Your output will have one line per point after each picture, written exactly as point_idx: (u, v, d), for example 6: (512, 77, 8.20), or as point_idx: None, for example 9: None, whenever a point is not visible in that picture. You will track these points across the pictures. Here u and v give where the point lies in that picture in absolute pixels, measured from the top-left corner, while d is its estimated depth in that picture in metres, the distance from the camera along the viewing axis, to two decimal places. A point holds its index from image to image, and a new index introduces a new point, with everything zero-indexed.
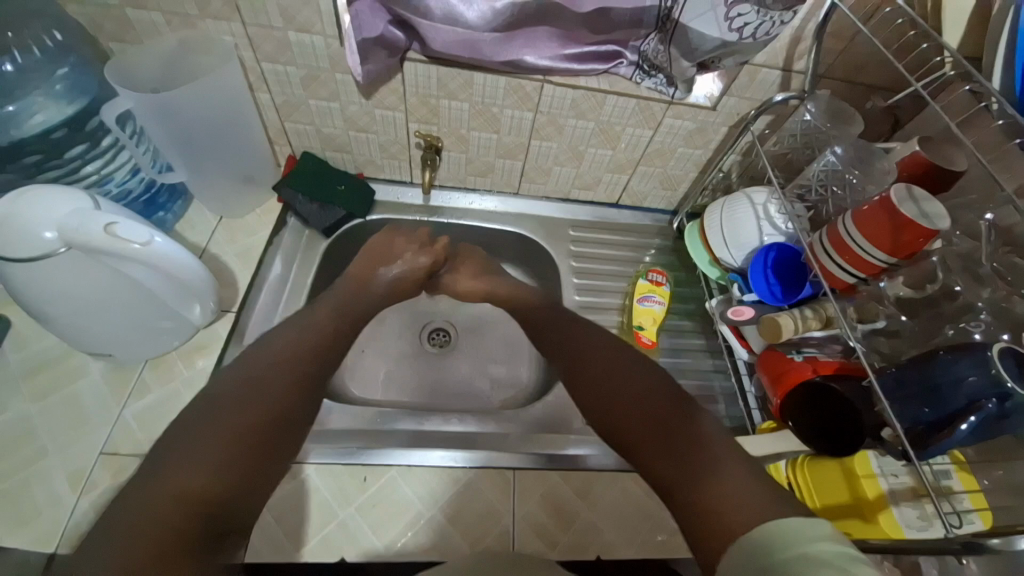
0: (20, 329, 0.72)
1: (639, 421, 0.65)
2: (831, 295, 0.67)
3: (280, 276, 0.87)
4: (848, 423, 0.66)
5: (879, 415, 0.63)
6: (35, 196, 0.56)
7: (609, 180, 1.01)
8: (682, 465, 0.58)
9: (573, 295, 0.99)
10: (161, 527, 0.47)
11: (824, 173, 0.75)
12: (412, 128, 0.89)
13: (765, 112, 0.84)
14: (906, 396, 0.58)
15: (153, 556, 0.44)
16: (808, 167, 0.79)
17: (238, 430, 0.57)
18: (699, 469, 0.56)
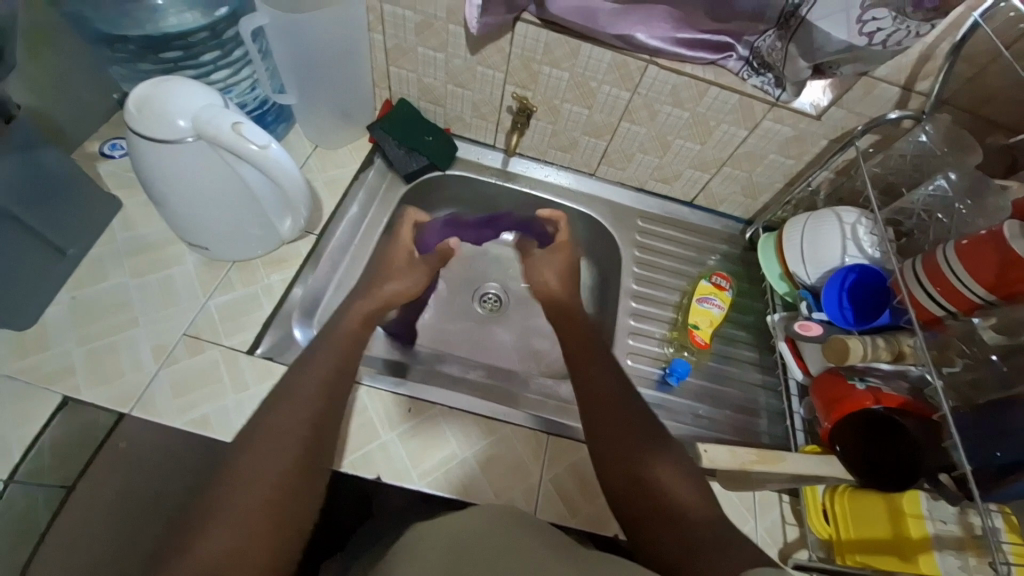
0: (130, 211, 0.78)
1: (634, 468, 0.59)
2: (914, 323, 0.64)
3: (360, 210, 0.92)
4: (906, 460, 0.64)
5: (943, 455, 0.62)
6: (170, 82, 0.61)
7: (690, 177, 0.99)
8: (676, 531, 0.54)
9: (631, 283, 0.99)
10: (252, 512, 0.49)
11: (930, 199, 0.73)
12: (509, 90, 0.90)
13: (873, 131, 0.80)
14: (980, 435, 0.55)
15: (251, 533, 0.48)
16: (909, 192, 0.77)
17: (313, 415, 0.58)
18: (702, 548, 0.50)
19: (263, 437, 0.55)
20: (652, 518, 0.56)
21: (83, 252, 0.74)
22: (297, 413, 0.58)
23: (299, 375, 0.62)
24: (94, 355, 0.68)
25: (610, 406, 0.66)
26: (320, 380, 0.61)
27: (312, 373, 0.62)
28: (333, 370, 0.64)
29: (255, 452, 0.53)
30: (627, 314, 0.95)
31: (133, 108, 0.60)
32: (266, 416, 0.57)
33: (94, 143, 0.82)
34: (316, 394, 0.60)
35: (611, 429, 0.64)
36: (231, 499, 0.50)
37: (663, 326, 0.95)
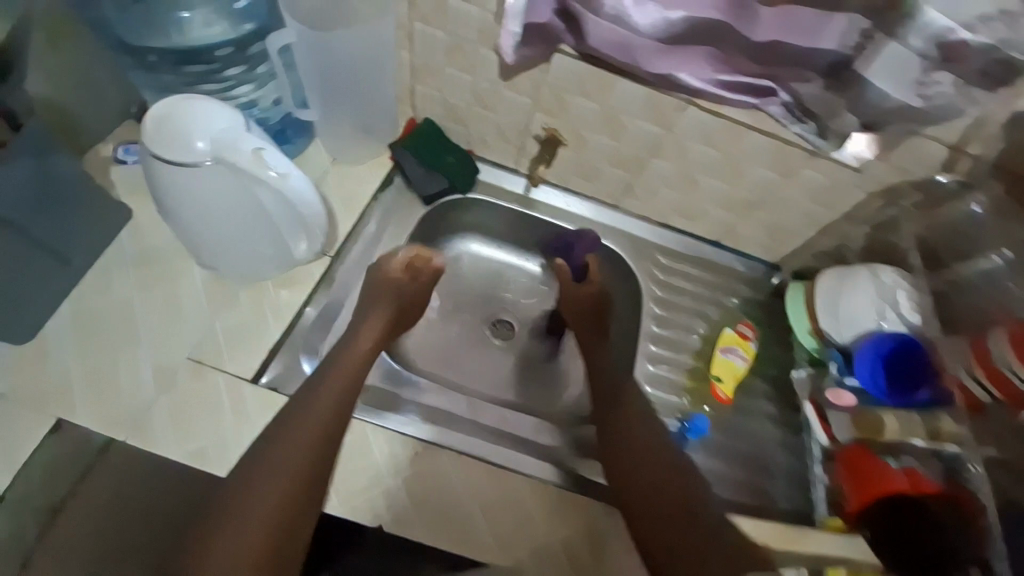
0: (140, 220, 0.76)
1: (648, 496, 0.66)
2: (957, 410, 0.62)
3: (375, 231, 0.89)
4: (935, 549, 0.63)
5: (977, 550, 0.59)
6: (189, 101, 0.58)
7: (718, 217, 0.95)
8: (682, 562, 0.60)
9: (650, 324, 0.93)
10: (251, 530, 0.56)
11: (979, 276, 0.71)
12: (537, 118, 0.87)
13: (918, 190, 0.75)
14: None
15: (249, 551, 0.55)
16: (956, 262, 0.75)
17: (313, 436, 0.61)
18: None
19: (271, 456, 0.60)
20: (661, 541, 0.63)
21: (89, 263, 0.71)
22: (301, 435, 0.61)
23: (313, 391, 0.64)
24: (94, 373, 0.65)
25: (627, 437, 0.72)
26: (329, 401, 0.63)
27: (327, 391, 0.64)
28: (338, 404, 0.63)
29: (262, 471, 0.59)
30: (645, 359, 0.90)
31: (151, 126, 0.57)
32: (276, 434, 0.61)
33: (106, 145, 0.80)
34: (317, 422, 0.62)
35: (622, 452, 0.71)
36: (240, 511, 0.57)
37: (680, 375, 0.89)
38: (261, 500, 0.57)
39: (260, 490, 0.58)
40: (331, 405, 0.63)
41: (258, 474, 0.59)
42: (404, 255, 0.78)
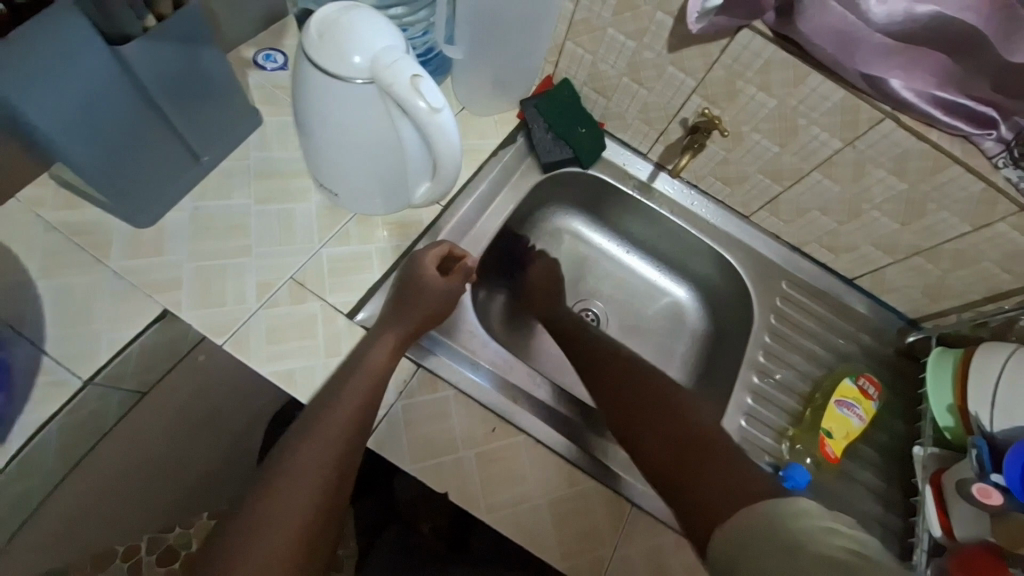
0: (268, 130, 0.74)
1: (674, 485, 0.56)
2: None
3: (489, 191, 0.84)
4: None
5: None
6: (357, 12, 0.53)
7: (865, 255, 0.83)
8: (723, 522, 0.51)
9: (756, 353, 0.85)
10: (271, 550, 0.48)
11: None
12: (694, 102, 0.78)
13: None
14: None
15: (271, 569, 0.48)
16: None
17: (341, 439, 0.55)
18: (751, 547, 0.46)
19: (286, 478, 0.52)
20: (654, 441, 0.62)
21: (215, 161, 0.70)
22: (323, 454, 0.53)
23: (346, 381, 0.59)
24: (203, 275, 0.65)
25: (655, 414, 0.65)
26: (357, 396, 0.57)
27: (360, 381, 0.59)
28: (366, 400, 0.58)
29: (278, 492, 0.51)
30: (745, 390, 0.82)
31: (315, 32, 0.53)
32: (298, 445, 0.54)
33: (249, 48, 0.79)
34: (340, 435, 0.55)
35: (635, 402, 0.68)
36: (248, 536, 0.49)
37: (780, 418, 0.81)
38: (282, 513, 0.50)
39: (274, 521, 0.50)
40: (356, 421, 0.56)
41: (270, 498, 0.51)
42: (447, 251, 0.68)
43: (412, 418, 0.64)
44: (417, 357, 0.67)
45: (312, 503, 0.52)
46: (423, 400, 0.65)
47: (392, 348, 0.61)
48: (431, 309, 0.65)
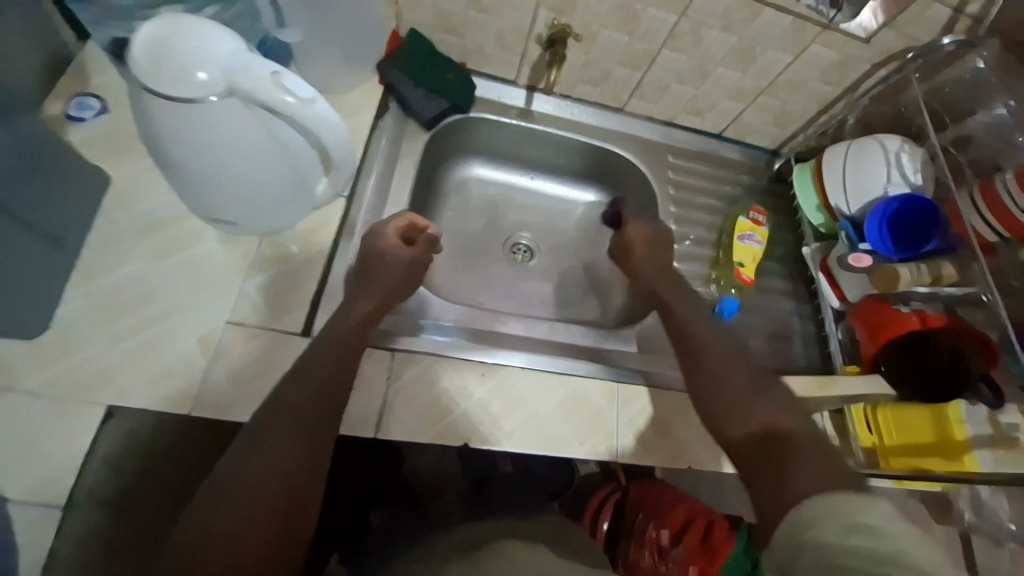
0: (125, 185, 0.67)
1: (257, 467, 0.49)
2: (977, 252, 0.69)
3: (384, 166, 0.83)
4: (931, 359, 0.70)
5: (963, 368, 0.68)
6: (181, 23, 0.49)
7: (723, 109, 0.95)
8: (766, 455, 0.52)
9: (669, 223, 0.96)
10: (241, 525, 0.46)
11: (987, 129, 0.76)
12: (541, 16, 0.81)
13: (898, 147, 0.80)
14: (971, 377, 0.68)
15: (246, 539, 0.45)
16: (965, 121, 0.78)
17: (309, 403, 0.55)
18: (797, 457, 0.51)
19: (259, 449, 0.50)
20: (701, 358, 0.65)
21: (84, 238, 0.63)
22: (293, 423, 0.53)
23: (318, 348, 0.60)
24: (133, 354, 0.60)
25: (304, 413, 0.54)
26: (329, 362, 0.59)
27: (329, 343, 0.60)
28: (341, 361, 0.59)
29: (241, 469, 0.49)
30: (670, 256, 0.93)
31: (141, 57, 0.48)
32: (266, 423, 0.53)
33: (57, 103, 0.69)
34: (316, 395, 0.56)
35: (307, 417, 0.54)
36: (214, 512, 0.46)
37: (703, 267, 0.93)
38: (253, 484, 0.48)
39: (250, 489, 0.48)
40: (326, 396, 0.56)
41: (235, 477, 0.48)
42: (399, 224, 0.73)
43: (407, 394, 0.66)
44: (389, 344, 0.69)
45: (291, 468, 0.50)
46: (411, 375, 0.67)
47: (353, 324, 0.63)
48: (392, 280, 0.70)
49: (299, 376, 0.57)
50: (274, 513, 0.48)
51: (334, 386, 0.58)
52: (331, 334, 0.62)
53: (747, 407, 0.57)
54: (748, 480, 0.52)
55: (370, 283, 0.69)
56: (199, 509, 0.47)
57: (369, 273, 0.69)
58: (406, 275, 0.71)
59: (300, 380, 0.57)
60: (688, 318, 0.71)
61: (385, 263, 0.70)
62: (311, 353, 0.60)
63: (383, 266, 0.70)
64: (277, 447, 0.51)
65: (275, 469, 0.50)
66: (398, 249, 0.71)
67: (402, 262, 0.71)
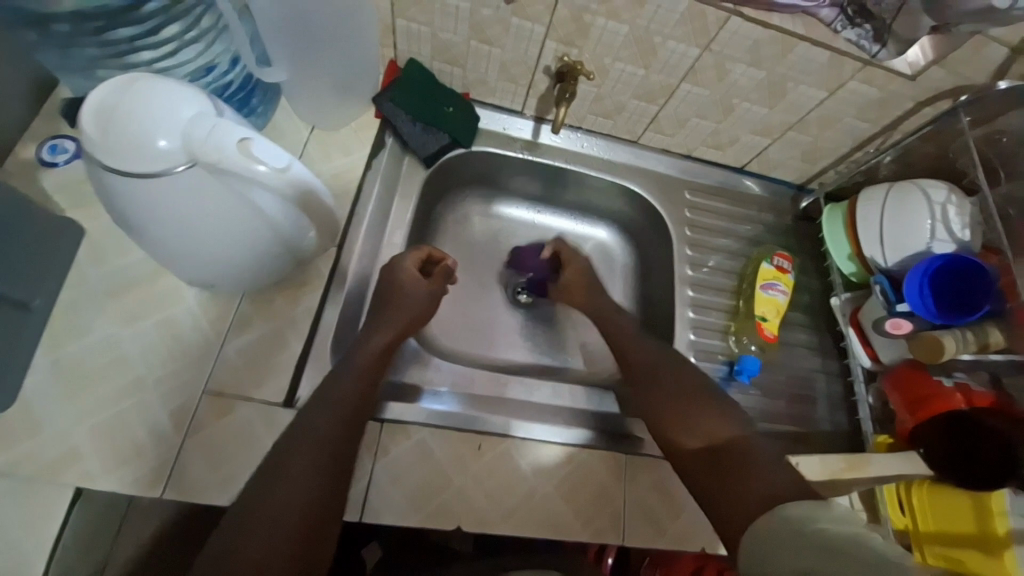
0: (98, 238, 0.63)
1: (271, 499, 0.47)
2: None
3: (379, 208, 0.78)
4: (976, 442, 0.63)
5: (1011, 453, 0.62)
6: (137, 87, 0.44)
7: (747, 143, 0.87)
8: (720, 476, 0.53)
9: (685, 267, 0.89)
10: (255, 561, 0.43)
11: None
12: (550, 48, 0.74)
13: (948, 198, 0.72)
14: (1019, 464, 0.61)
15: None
16: None
17: (328, 432, 0.53)
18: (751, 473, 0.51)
19: (279, 476, 0.49)
20: (662, 400, 0.63)
21: (52, 300, 0.59)
22: (314, 452, 0.51)
23: (334, 380, 0.58)
24: (100, 431, 0.56)
25: (321, 443, 0.52)
26: (347, 393, 0.57)
27: (347, 376, 0.58)
28: (363, 388, 0.58)
29: (260, 502, 0.47)
30: (686, 305, 0.86)
31: (92, 128, 0.43)
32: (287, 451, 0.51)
33: (27, 146, 0.65)
34: (337, 426, 0.54)
35: (326, 448, 0.52)
36: (236, 544, 0.44)
37: (721, 317, 0.86)
38: (270, 518, 0.46)
39: (265, 521, 0.46)
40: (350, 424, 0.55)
41: (256, 508, 0.47)
42: (415, 257, 0.72)
43: (395, 471, 0.62)
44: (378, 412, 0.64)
45: (307, 500, 0.48)
46: (401, 449, 0.63)
47: (372, 355, 0.62)
48: (416, 311, 0.69)
49: (322, 399, 0.56)
50: (288, 550, 0.45)
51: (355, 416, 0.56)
52: (344, 372, 0.59)
53: (686, 423, 0.60)
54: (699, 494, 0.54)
55: (389, 315, 0.67)
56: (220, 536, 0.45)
57: (389, 303, 0.68)
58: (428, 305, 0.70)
59: (323, 407, 0.55)
60: (638, 346, 0.72)
61: (403, 295, 0.68)
62: (328, 381, 0.58)
63: (407, 296, 0.68)
64: (297, 476, 0.49)
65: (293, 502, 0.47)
66: (418, 279, 0.70)
67: (425, 291, 0.70)
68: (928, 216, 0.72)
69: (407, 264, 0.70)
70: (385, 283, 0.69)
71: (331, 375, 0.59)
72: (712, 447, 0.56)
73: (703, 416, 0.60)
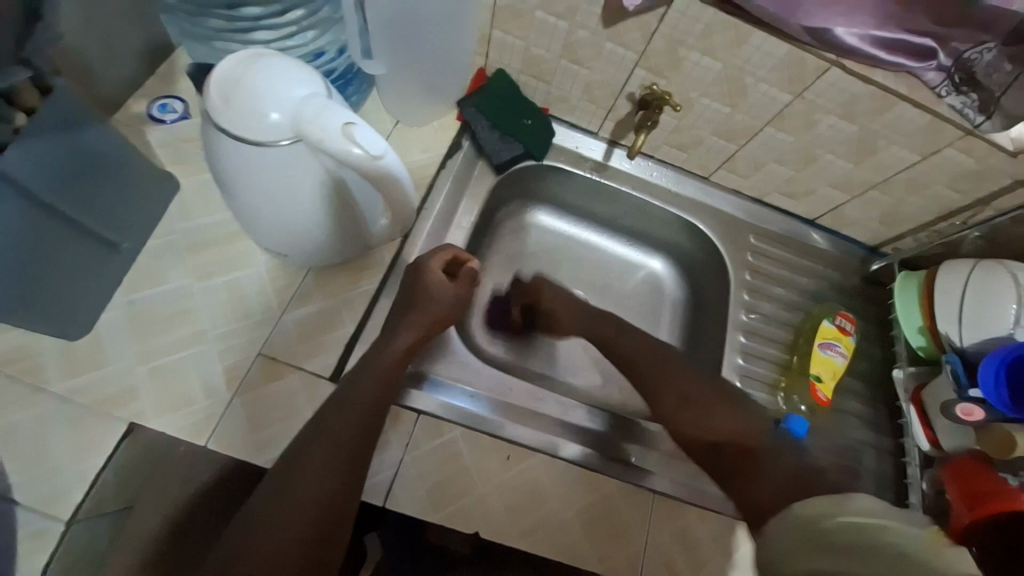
0: (188, 195, 0.67)
1: (285, 496, 0.51)
2: None
3: (445, 206, 0.80)
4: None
5: None
6: (259, 63, 0.47)
7: (824, 196, 0.85)
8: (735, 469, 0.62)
9: (738, 312, 0.86)
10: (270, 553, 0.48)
11: None
12: (638, 76, 0.75)
13: None
14: None
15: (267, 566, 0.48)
16: None
17: (343, 437, 0.55)
18: (752, 473, 0.60)
19: (296, 474, 0.52)
20: (670, 394, 0.71)
21: (139, 246, 0.63)
22: (327, 457, 0.53)
23: (357, 382, 0.58)
24: (159, 375, 0.59)
25: (335, 448, 0.54)
26: (364, 399, 0.57)
27: (369, 380, 0.59)
28: (378, 395, 0.58)
29: (277, 497, 0.51)
30: (734, 350, 0.83)
31: (216, 93, 0.46)
32: (305, 451, 0.54)
33: (141, 102, 0.70)
34: (351, 432, 0.55)
35: (337, 454, 0.54)
36: (252, 529, 0.49)
37: (770, 370, 0.83)
38: (283, 514, 0.50)
39: (280, 515, 0.50)
40: (366, 426, 0.56)
41: (272, 503, 0.51)
42: (441, 258, 0.67)
43: (422, 467, 0.62)
44: (407, 404, 0.65)
45: (317, 502, 0.51)
46: (431, 446, 0.63)
47: (393, 359, 0.61)
48: (437, 313, 0.65)
49: (341, 398, 0.58)
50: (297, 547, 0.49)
51: (369, 423, 0.56)
52: (366, 373, 0.59)
53: (704, 423, 0.67)
54: (718, 478, 0.64)
55: (412, 317, 0.64)
56: (243, 521, 0.50)
57: (411, 305, 0.65)
58: (449, 312, 0.67)
59: (341, 409, 0.56)
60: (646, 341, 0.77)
61: (430, 299, 0.65)
62: (348, 383, 0.58)
63: (429, 299, 0.65)
64: (310, 476, 0.52)
65: (306, 501, 0.51)
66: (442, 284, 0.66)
67: (451, 296, 0.67)
68: (1016, 301, 0.68)
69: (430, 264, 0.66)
70: (407, 283, 0.66)
71: (353, 374, 0.59)
72: (735, 446, 0.64)
73: (738, 413, 0.68)
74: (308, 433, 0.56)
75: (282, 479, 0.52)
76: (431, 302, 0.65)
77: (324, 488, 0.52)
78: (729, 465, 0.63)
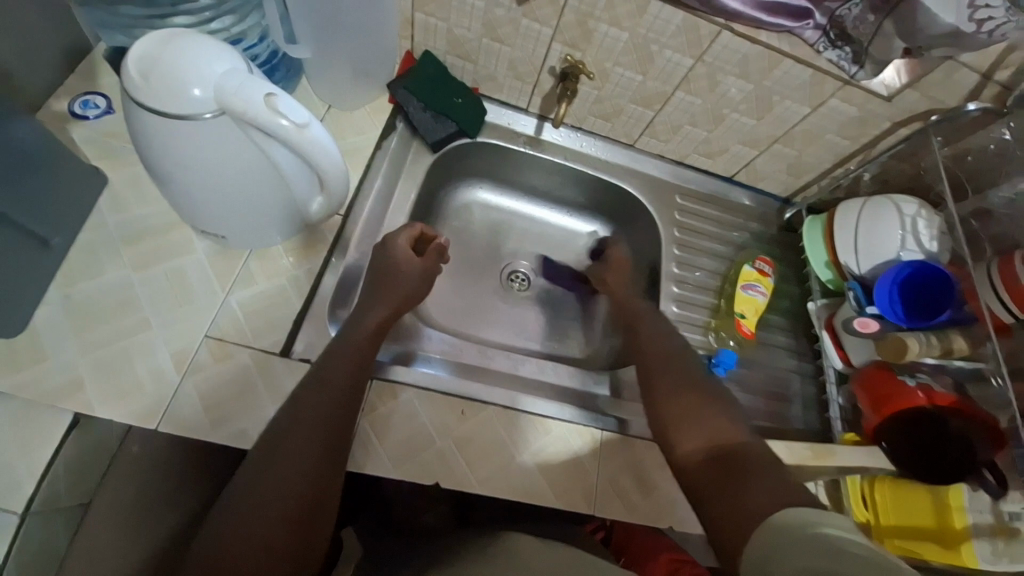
0: (118, 188, 0.67)
1: (267, 480, 0.50)
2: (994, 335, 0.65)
3: (385, 186, 0.82)
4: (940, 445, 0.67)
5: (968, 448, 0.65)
6: (177, 41, 0.48)
7: (736, 153, 0.93)
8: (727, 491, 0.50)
9: (671, 265, 0.93)
10: (258, 537, 0.46)
11: (1011, 203, 0.73)
12: (557, 50, 0.80)
13: (918, 212, 0.78)
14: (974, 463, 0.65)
15: (258, 548, 0.46)
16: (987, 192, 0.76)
17: (323, 414, 0.55)
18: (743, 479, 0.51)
19: (276, 457, 0.51)
20: (670, 405, 0.62)
21: (70, 240, 0.62)
22: (309, 435, 0.53)
23: (331, 360, 0.60)
24: (104, 365, 0.59)
25: (318, 425, 0.54)
26: (340, 375, 0.59)
27: (341, 360, 0.60)
28: (353, 371, 0.59)
29: (258, 481, 0.49)
30: (670, 300, 0.91)
31: (135, 73, 0.48)
32: (282, 434, 0.53)
33: (61, 100, 0.69)
34: (329, 407, 0.56)
35: (319, 431, 0.54)
36: (235, 526, 0.47)
37: (702, 314, 0.91)
38: (268, 497, 0.48)
39: (264, 497, 0.48)
40: (341, 408, 0.57)
41: (253, 488, 0.49)
42: (407, 237, 0.74)
43: (380, 427, 0.64)
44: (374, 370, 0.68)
45: (303, 480, 0.50)
46: (389, 408, 0.66)
47: (364, 336, 0.63)
48: (404, 291, 0.70)
49: (316, 378, 0.58)
50: (285, 529, 0.47)
51: (347, 400, 0.57)
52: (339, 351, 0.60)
53: (694, 436, 0.58)
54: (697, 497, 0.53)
55: (386, 294, 0.69)
56: (224, 511, 0.48)
57: (384, 283, 0.70)
58: (420, 288, 0.73)
59: (321, 386, 0.57)
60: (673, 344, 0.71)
61: (397, 275, 0.71)
62: (322, 364, 0.59)
63: (401, 275, 0.71)
64: (292, 456, 0.51)
65: (293, 480, 0.50)
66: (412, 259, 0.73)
67: (420, 272, 0.73)
68: (900, 226, 0.78)
69: (397, 244, 0.73)
70: (378, 261, 0.72)
71: (326, 354, 0.60)
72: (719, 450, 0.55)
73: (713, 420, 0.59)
74: (284, 416, 0.55)
75: (261, 465, 0.51)
76: (401, 279, 0.71)
77: (309, 463, 0.51)
78: (714, 480, 0.53)
